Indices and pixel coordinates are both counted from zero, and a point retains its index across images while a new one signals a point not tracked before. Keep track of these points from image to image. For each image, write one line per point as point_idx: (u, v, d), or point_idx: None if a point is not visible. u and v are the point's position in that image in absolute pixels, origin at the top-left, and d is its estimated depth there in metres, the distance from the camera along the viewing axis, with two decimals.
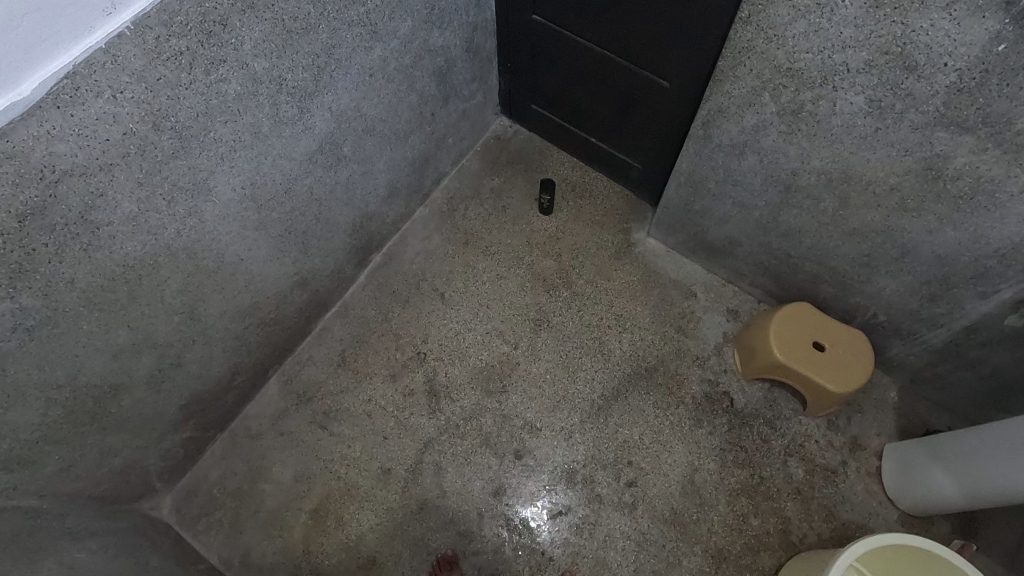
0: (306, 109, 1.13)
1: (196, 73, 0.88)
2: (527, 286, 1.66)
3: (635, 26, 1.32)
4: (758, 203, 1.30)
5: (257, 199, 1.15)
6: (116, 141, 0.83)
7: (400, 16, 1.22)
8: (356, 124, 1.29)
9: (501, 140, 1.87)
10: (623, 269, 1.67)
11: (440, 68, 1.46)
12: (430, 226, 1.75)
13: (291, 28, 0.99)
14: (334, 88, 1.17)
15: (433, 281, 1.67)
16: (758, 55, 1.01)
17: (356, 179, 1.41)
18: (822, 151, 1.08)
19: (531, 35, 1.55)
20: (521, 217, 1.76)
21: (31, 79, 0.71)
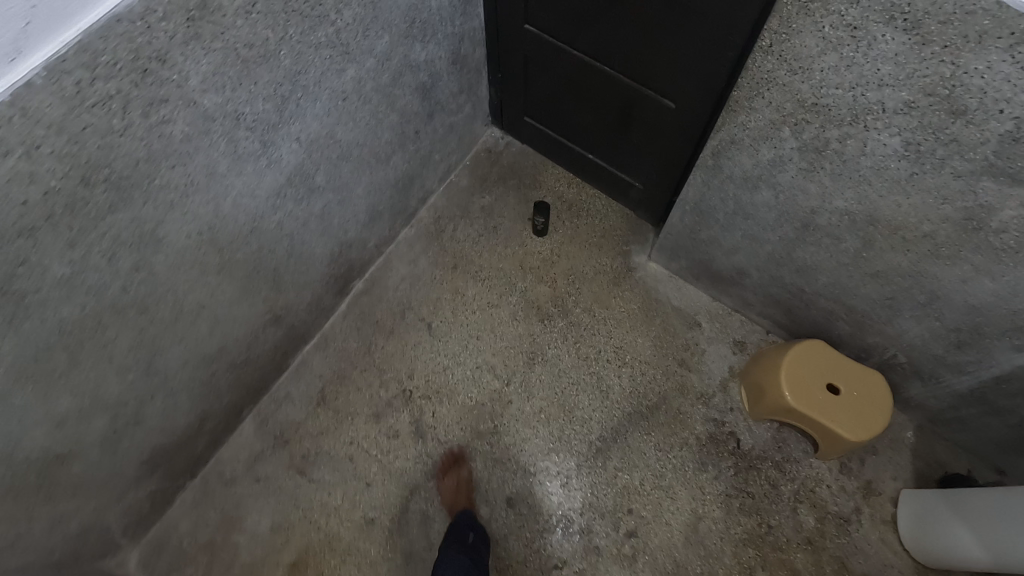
0: (270, 142, 1.00)
1: (132, 118, 0.76)
2: (521, 315, 1.55)
3: (640, 41, 1.19)
4: (772, 238, 1.19)
5: (218, 242, 1.03)
6: (36, 202, 0.71)
7: (376, 32, 1.08)
8: (330, 152, 1.17)
9: (492, 153, 1.74)
10: (622, 296, 1.57)
11: (424, 84, 1.33)
12: (416, 249, 1.63)
13: (246, 56, 0.86)
14: (302, 116, 1.04)
15: (419, 309, 1.56)
16: (779, 88, 0.89)
17: (332, 208, 1.28)
18: (847, 192, 0.97)
19: (524, 45, 1.42)
20: (514, 238, 1.64)
21: None
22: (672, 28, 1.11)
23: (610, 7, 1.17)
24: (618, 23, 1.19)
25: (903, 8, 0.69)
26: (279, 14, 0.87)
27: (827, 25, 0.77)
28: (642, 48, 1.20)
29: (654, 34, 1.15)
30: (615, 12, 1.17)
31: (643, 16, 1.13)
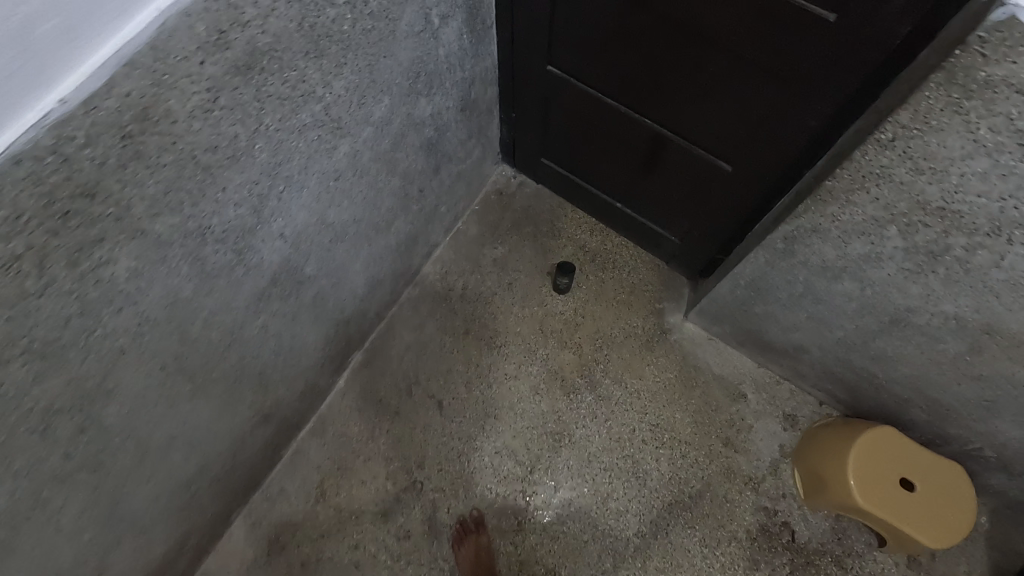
0: (247, 248, 0.80)
1: (53, 272, 0.56)
2: (543, 390, 1.37)
3: (687, 96, 0.98)
4: (846, 326, 1.02)
5: (189, 369, 0.84)
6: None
7: (373, 97, 0.87)
8: (322, 238, 0.97)
9: (503, 196, 1.54)
10: (657, 364, 1.39)
11: (430, 139, 1.12)
12: (422, 312, 1.44)
13: (208, 162, 0.66)
14: (286, 209, 0.84)
15: (428, 385, 1.38)
16: (894, 186, 0.70)
17: (325, 293, 1.09)
18: (962, 299, 0.79)
19: (542, 86, 1.20)
20: (532, 297, 1.45)
21: None
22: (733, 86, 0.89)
23: (653, 56, 0.95)
24: (662, 75, 0.97)
25: None
26: (248, 103, 0.66)
27: (985, 126, 0.58)
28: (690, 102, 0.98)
29: (707, 90, 0.93)
30: (659, 66, 0.96)
31: (696, 70, 0.91)
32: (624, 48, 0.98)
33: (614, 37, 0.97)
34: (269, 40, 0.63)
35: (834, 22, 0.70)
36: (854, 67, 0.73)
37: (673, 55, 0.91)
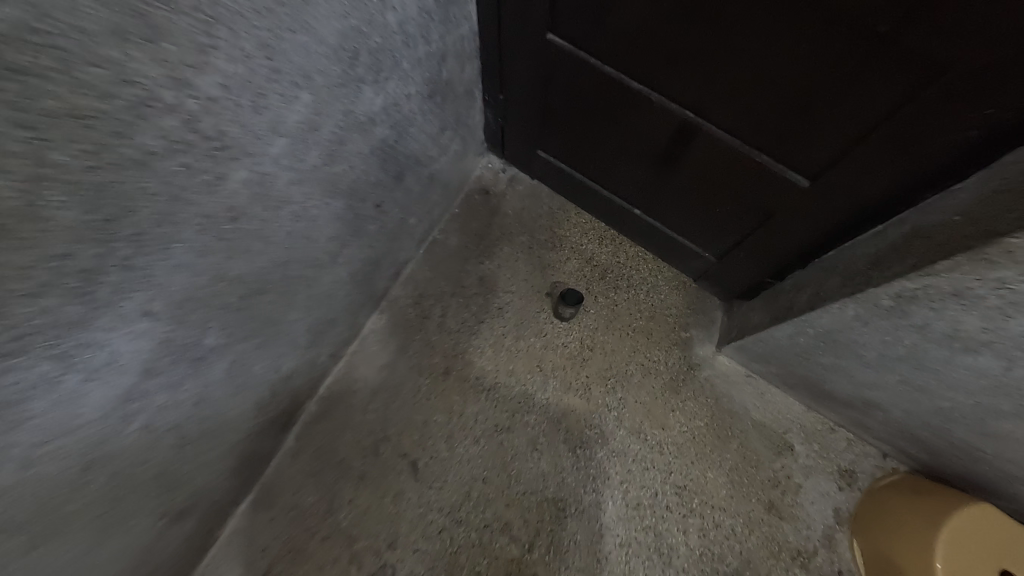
0: (82, 350, 0.50)
1: None
2: (543, 444, 1.11)
3: (759, 79, 0.65)
4: (959, 399, 0.74)
5: (16, 522, 0.55)
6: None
7: (285, 93, 0.56)
8: (226, 297, 0.67)
9: (489, 196, 1.24)
10: (683, 409, 1.12)
11: (386, 139, 0.81)
12: (389, 347, 1.15)
13: None
14: (149, 278, 0.53)
15: (399, 441, 1.10)
16: None
17: (247, 357, 0.80)
18: None
19: (541, 62, 0.88)
20: (527, 325, 1.17)
21: None
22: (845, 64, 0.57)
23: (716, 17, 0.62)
24: (725, 44, 0.64)
25: None
26: (7, 136, 0.34)
27: None
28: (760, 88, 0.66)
29: (797, 71, 0.61)
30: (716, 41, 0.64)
31: (785, 37, 0.59)
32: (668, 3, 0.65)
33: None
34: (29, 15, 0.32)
35: None
36: None
37: (746, 19, 0.59)
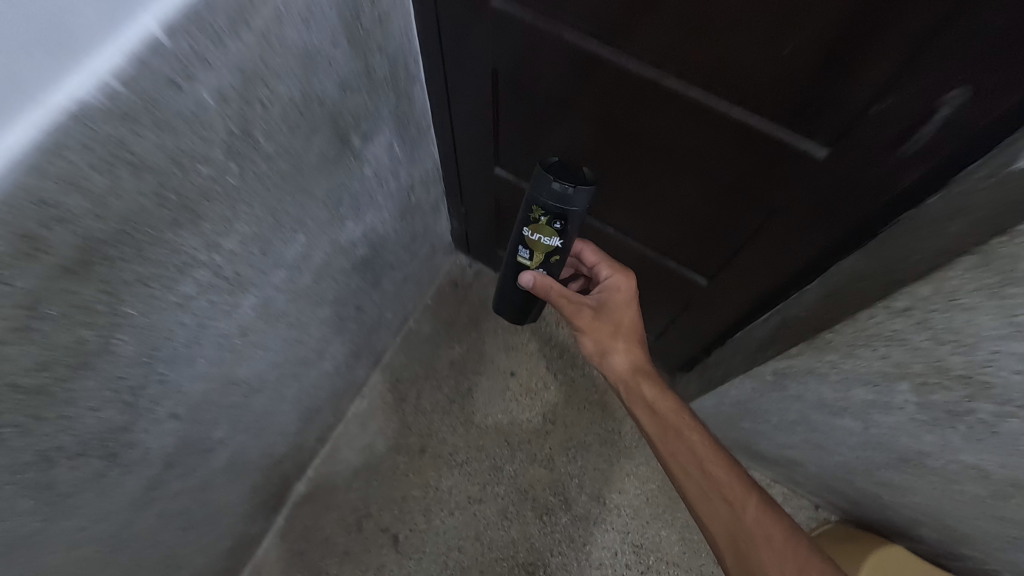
0: (121, 447, 0.64)
1: None
2: (512, 513, 1.21)
3: (663, 199, 0.81)
4: (846, 453, 0.90)
5: None
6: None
7: (283, 238, 0.72)
8: (232, 399, 0.81)
9: (458, 288, 1.40)
10: (637, 474, 1.24)
11: (364, 257, 0.97)
12: (371, 428, 1.27)
13: (36, 386, 0.50)
14: (174, 388, 0.67)
15: (379, 516, 1.20)
16: (909, 349, 0.57)
17: (246, 447, 0.92)
18: (988, 454, 0.67)
19: (487, 186, 1.06)
20: (494, 402, 1.30)
21: None
22: (826, 126, 0.55)
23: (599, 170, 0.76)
24: (633, 167, 0.78)
25: None
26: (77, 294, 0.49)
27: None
28: (717, 154, 0.66)
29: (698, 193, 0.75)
30: (628, 171, 0.80)
31: (677, 171, 0.74)
32: (582, 148, 0.81)
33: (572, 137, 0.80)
34: (112, 226, 0.48)
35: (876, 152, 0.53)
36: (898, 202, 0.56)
37: (645, 156, 0.75)
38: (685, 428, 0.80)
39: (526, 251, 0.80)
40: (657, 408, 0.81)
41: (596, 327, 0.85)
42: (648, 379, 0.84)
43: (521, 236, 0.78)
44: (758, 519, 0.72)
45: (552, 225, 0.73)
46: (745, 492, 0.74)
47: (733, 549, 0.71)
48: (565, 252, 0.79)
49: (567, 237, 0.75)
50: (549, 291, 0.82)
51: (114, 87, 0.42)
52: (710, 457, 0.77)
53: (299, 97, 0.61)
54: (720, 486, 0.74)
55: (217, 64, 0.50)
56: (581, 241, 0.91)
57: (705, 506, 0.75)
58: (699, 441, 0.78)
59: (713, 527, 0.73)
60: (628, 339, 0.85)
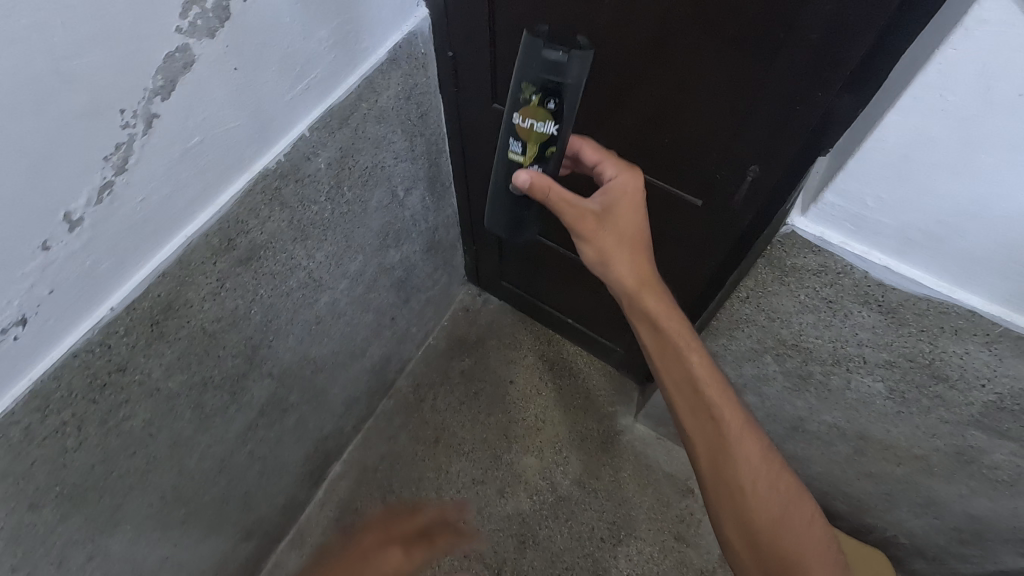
0: (240, 389, 0.96)
1: (88, 431, 0.71)
2: (508, 492, 1.48)
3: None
4: None
5: (183, 496, 0.96)
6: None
7: (349, 257, 1.07)
8: (304, 373, 1.12)
9: (469, 313, 1.72)
10: (612, 465, 1.51)
11: (399, 278, 1.31)
12: (396, 423, 1.56)
13: (212, 331, 0.82)
14: (274, 354, 1.00)
15: (401, 492, 1.48)
16: (759, 328, 0.88)
17: (307, 417, 1.23)
18: (834, 410, 0.95)
19: (492, 229, 1.40)
20: (496, 404, 1.59)
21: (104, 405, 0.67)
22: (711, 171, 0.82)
23: None
24: None
25: (877, 297, 0.70)
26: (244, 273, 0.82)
27: (804, 294, 0.76)
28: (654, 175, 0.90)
29: None
30: None
31: None
32: None
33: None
34: (265, 237, 0.83)
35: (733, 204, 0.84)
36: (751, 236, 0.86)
37: None
38: (688, 349, 0.74)
39: (518, 143, 0.73)
40: (660, 326, 0.75)
41: (600, 236, 0.74)
42: (655, 294, 0.75)
43: (511, 126, 0.72)
44: (742, 438, 0.72)
45: (546, 105, 0.69)
46: (736, 413, 0.73)
47: (710, 458, 0.72)
48: (561, 141, 0.72)
49: (562, 122, 0.70)
50: (546, 194, 0.70)
51: (281, 160, 0.78)
52: (709, 378, 0.73)
53: (369, 164, 0.97)
54: (713, 407, 0.72)
55: (329, 146, 0.85)
56: (579, 137, 0.80)
57: (695, 426, 0.73)
58: (701, 364, 0.73)
59: (693, 438, 0.74)
60: (634, 251, 0.75)
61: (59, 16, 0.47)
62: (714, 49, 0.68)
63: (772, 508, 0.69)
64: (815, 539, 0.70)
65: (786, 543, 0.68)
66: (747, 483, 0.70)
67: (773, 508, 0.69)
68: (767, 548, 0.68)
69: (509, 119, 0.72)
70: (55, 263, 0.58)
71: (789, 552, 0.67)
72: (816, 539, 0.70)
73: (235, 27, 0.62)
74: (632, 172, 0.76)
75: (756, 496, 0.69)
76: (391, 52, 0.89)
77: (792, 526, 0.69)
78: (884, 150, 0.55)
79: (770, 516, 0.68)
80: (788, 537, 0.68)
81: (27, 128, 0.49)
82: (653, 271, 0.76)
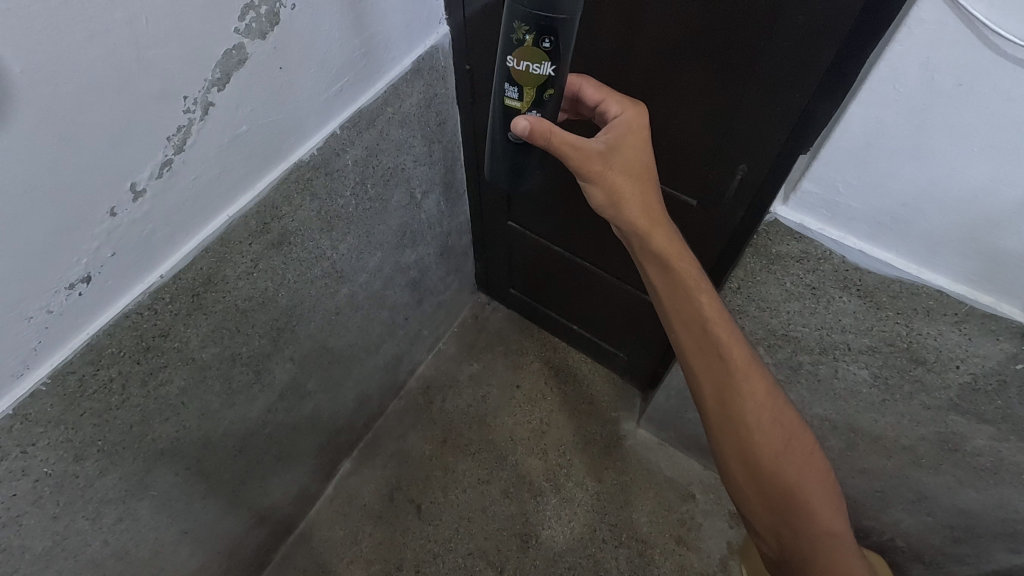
0: (264, 369, 1.02)
1: (130, 391, 0.78)
2: (512, 492, 1.52)
3: (619, 241, 1.21)
4: None
5: (205, 470, 1.02)
6: (4, 502, 0.70)
7: (369, 252, 1.15)
8: (322, 361, 1.19)
9: (478, 320, 1.79)
10: (614, 468, 1.55)
11: (413, 279, 1.38)
12: (405, 422, 1.62)
13: (244, 309, 0.90)
14: (296, 338, 1.07)
15: (407, 489, 1.52)
16: (750, 318, 0.93)
17: (322, 407, 1.29)
18: (823, 402, 1.00)
19: (502, 236, 1.48)
20: (502, 407, 1.64)
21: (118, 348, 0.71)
22: (708, 170, 0.89)
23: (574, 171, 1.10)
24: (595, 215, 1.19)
25: (855, 281, 0.76)
26: (274, 257, 0.90)
27: (790, 281, 0.82)
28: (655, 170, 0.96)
29: None
30: (592, 218, 1.20)
31: None
32: (566, 194, 1.18)
33: (558, 199, 1.22)
34: (296, 224, 0.91)
35: (728, 201, 0.91)
36: (743, 230, 0.92)
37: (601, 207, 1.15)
38: (697, 287, 0.74)
39: (515, 88, 0.68)
40: (667, 264, 0.74)
41: (604, 173, 0.73)
42: (662, 231, 0.75)
43: (505, 69, 0.67)
44: (747, 376, 0.72)
45: (540, 45, 0.62)
46: (744, 351, 0.73)
47: (716, 399, 0.72)
48: (560, 82, 0.67)
49: (559, 62, 0.64)
50: (548, 138, 0.68)
51: (314, 153, 0.87)
52: (718, 318, 0.73)
53: (390, 165, 1.06)
54: (721, 347, 0.72)
55: (356, 144, 0.94)
56: (579, 75, 0.80)
57: (702, 365, 0.73)
58: (710, 303, 0.73)
59: (699, 376, 0.73)
60: (639, 188, 0.75)
61: (145, 12, 0.57)
62: (704, 59, 0.76)
63: (776, 443, 0.70)
64: (815, 469, 0.72)
65: (787, 475, 0.70)
66: (753, 420, 0.71)
67: (776, 443, 0.70)
68: (770, 482, 0.70)
69: (502, 61, 0.66)
70: (120, 228, 0.66)
71: (790, 483, 0.70)
72: (817, 470, 0.72)
73: (283, 31, 0.72)
74: (637, 108, 0.78)
75: (760, 433, 0.70)
76: (414, 63, 0.98)
77: (794, 461, 0.71)
78: (851, 136, 0.63)
79: (773, 451, 0.70)
80: (791, 469, 0.70)
81: (110, 105, 0.58)
82: (658, 208, 0.76)
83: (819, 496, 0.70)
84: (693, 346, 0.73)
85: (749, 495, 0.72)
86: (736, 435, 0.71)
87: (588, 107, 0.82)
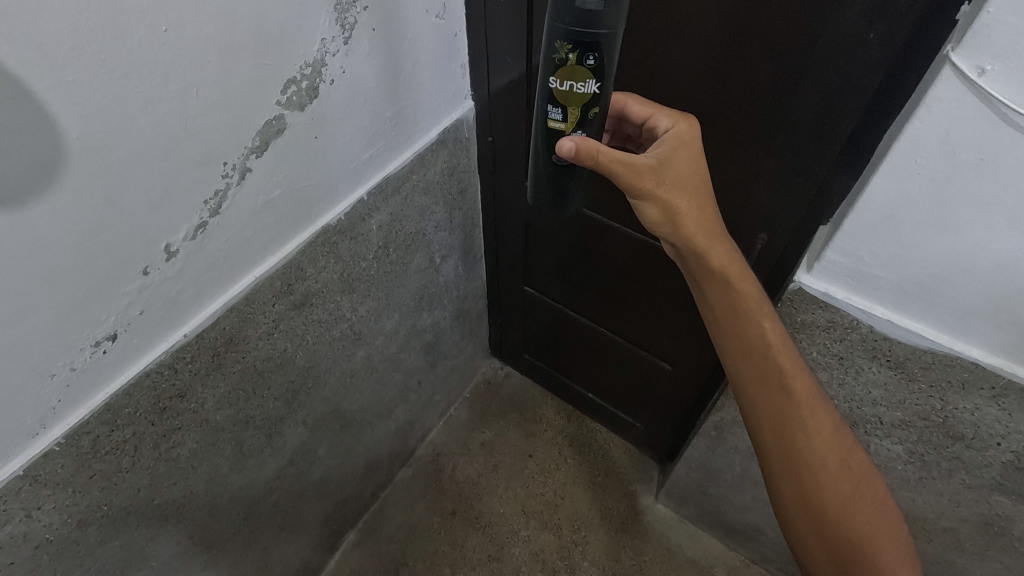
0: (276, 432, 1.00)
1: (142, 452, 0.76)
2: (524, 571, 1.43)
3: (638, 306, 1.20)
4: None
5: (208, 539, 0.98)
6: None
7: (388, 314, 1.15)
8: (334, 425, 1.16)
9: (491, 385, 1.76)
10: (631, 546, 1.47)
11: (429, 342, 1.38)
12: (413, 492, 1.56)
13: (262, 368, 0.89)
14: (310, 401, 1.05)
15: (413, 565, 1.44)
16: None
17: (331, 473, 1.25)
18: None
19: (517, 300, 1.48)
20: (514, 476, 1.58)
21: (118, 383, 0.69)
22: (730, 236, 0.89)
23: (597, 231, 1.12)
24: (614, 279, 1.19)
25: (885, 351, 0.74)
26: (294, 317, 0.90)
27: (816, 352, 0.80)
28: None
29: (656, 294, 1.14)
30: (610, 281, 1.20)
31: (642, 281, 1.14)
32: (586, 257, 1.19)
33: (576, 264, 1.23)
34: (319, 285, 0.91)
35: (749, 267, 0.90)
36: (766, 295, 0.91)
37: (622, 271, 1.16)
38: (757, 311, 0.72)
39: (558, 109, 0.68)
40: (728, 287, 0.72)
41: (658, 192, 0.70)
42: (720, 252, 0.73)
43: (548, 91, 0.67)
44: (811, 407, 0.70)
45: (584, 63, 0.63)
46: (808, 382, 0.70)
47: (775, 433, 0.70)
48: (604, 99, 0.67)
49: (603, 77, 0.64)
50: (595, 157, 0.66)
51: (341, 218, 0.89)
52: (780, 346, 0.71)
53: (412, 231, 1.08)
54: (786, 377, 0.70)
55: (382, 210, 0.97)
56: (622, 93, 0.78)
57: (764, 394, 0.70)
58: (773, 329, 0.71)
59: (761, 405, 0.71)
60: (697, 208, 0.73)
61: (196, 85, 0.60)
62: (726, 129, 0.78)
63: (842, 487, 0.68)
64: (884, 519, 0.69)
65: (854, 521, 0.67)
66: (817, 458, 0.68)
67: (840, 484, 0.68)
68: (835, 529, 0.67)
69: (544, 84, 0.67)
70: (150, 287, 0.67)
71: (858, 532, 0.67)
72: (885, 518, 0.69)
73: (320, 104, 0.75)
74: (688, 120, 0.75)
75: (825, 473, 0.68)
76: (440, 134, 1.03)
77: (859, 506, 0.68)
78: (873, 206, 0.64)
79: (837, 495, 0.67)
80: (856, 517, 0.67)
81: (152, 171, 0.60)
82: (717, 228, 0.74)
83: (889, 546, 0.67)
84: (755, 373, 0.71)
85: (810, 542, 0.69)
86: (796, 475, 0.69)
87: (635, 125, 0.80)
